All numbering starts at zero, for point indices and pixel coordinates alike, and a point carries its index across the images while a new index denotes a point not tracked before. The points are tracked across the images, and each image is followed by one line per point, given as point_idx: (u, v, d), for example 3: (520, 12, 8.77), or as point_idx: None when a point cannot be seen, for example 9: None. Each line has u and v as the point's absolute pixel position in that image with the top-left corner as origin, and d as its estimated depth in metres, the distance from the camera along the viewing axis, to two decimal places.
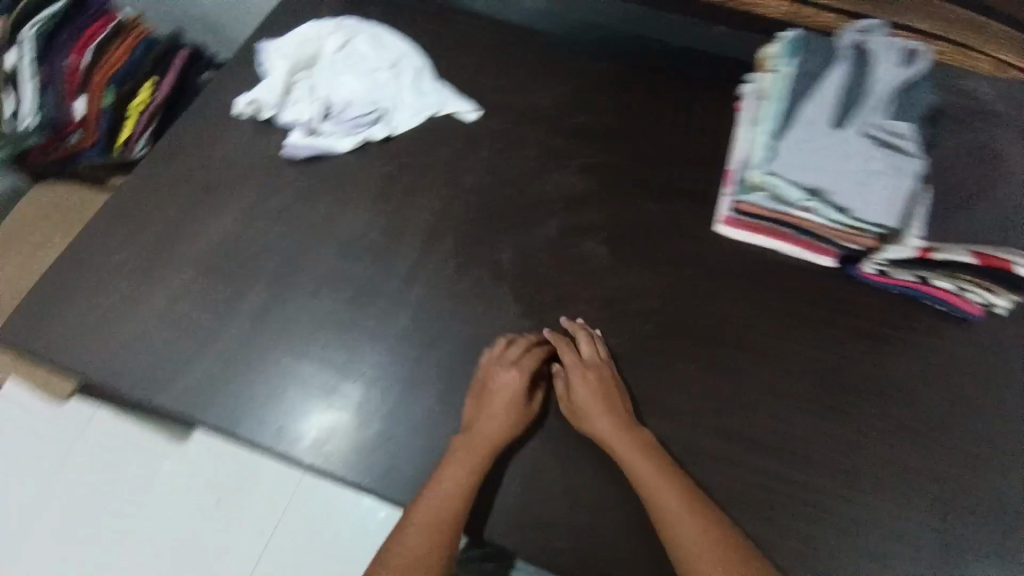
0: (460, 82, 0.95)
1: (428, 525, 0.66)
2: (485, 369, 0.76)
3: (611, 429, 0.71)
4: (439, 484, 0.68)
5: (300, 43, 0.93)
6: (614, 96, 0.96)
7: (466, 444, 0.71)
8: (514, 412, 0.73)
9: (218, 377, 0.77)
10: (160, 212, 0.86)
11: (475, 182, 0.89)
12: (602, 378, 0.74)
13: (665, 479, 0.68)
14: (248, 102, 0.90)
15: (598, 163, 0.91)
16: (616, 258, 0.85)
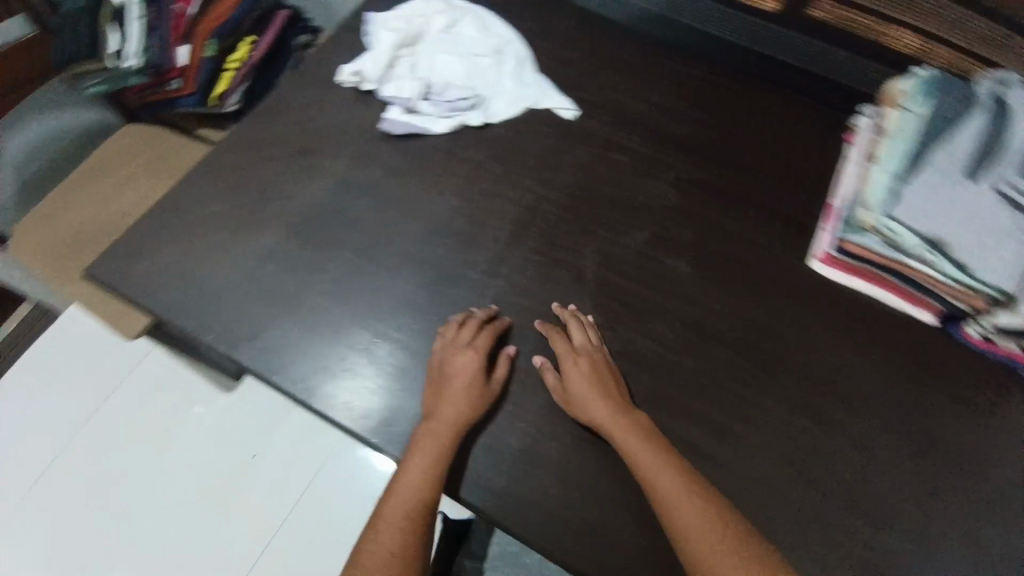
0: (562, 74, 0.87)
1: (397, 521, 0.63)
2: (440, 352, 0.68)
3: (609, 417, 0.64)
4: (404, 475, 0.63)
5: (405, 19, 0.89)
6: (727, 109, 0.85)
7: (427, 432, 0.64)
8: (470, 396, 0.65)
9: (285, 331, 0.69)
10: (252, 168, 0.77)
11: (569, 183, 0.80)
12: (594, 364, 0.67)
13: (670, 476, 0.61)
14: (350, 70, 0.84)
15: (696, 177, 0.81)
16: (704, 280, 0.75)
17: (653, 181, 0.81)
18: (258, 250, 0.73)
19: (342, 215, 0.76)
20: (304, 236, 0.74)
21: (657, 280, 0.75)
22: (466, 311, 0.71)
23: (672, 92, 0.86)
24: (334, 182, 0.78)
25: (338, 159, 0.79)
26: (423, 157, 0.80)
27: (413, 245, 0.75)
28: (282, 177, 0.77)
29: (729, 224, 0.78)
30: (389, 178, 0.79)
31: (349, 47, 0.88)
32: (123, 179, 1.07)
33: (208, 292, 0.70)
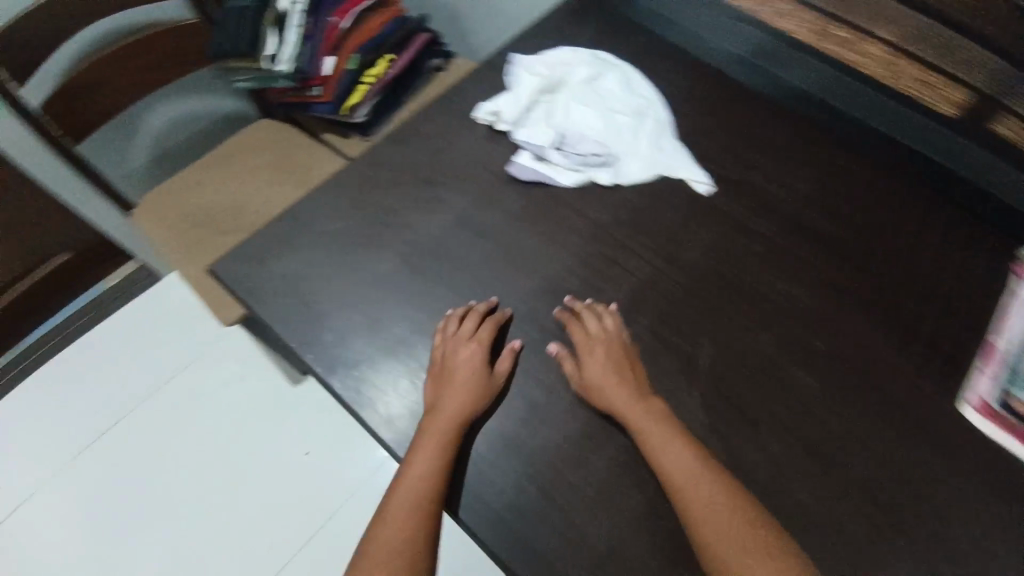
0: (703, 145, 0.83)
1: (403, 514, 0.60)
2: (444, 346, 0.67)
3: (626, 406, 0.64)
4: (411, 464, 0.61)
5: (549, 65, 0.88)
6: (882, 213, 0.78)
7: (432, 420, 0.63)
8: (475, 383, 0.65)
9: (361, 338, 0.68)
10: (379, 190, 0.78)
11: (693, 264, 0.75)
12: (608, 349, 0.67)
13: (696, 475, 0.59)
14: (489, 109, 0.83)
15: (836, 281, 0.74)
16: (833, 401, 0.67)
17: (784, 276, 0.74)
18: (366, 274, 0.72)
19: (454, 253, 0.74)
20: (416, 268, 0.73)
21: (775, 388, 0.68)
22: (466, 304, 0.71)
23: (821, 183, 0.80)
24: (453, 218, 0.77)
25: (461, 195, 0.78)
26: (545, 208, 0.78)
27: (521, 299, 0.72)
28: (403, 205, 0.77)
29: (867, 342, 0.70)
30: (507, 223, 0.77)
31: (490, 84, 0.88)
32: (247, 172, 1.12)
33: (309, 296, 0.70)
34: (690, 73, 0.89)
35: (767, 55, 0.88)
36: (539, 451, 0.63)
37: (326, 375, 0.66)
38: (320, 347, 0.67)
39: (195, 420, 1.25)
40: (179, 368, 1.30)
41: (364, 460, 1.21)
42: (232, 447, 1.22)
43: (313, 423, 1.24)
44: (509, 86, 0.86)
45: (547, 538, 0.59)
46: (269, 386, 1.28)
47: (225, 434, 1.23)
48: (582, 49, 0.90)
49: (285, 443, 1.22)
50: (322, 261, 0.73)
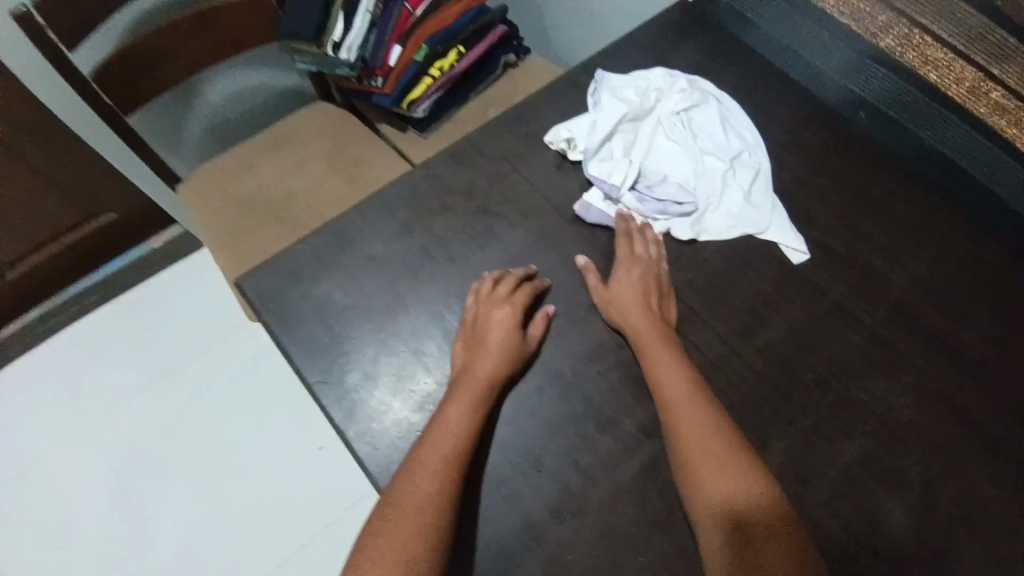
0: (803, 205, 0.72)
1: (434, 462, 0.54)
2: (476, 306, 0.63)
3: (640, 317, 0.62)
4: (439, 426, 0.56)
5: (637, 87, 0.77)
6: (1016, 317, 0.65)
7: (460, 381, 0.59)
8: (509, 342, 0.61)
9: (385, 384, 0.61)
10: (428, 213, 0.70)
11: (777, 346, 0.64)
12: (644, 279, 0.65)
13: (702, 409, 0.57)
14: (563, 134, 0.74)
15: (953, 395, 0.61)
16: (935, 549, 0.54)
17: (888, 378, 0.62)
18: (401, 309, 0.65)
19: None
20: (457, 306, 0.65)
21: (862, 519, 0.56)
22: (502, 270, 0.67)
23: (944, 272, 0.67)
24: (506, 257, 0.68)
25: (517, 231, 0.70)
26: (609, 259, 0.69)
27: (570, 361, 0.63)
28: (454, 234, 0.69)
29: (982, 479, 0.57)
30: (566, 270, 0.68)
31: (568, 106, 0.78)
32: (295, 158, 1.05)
33: (337, 329, 0.64)
34: (797, 118, 0.77)
35: (899, 106, 0.75)
36: (566, 548, 0.54)
37: (343, 425, 0.59)
38: (341, 390, 0.61)
39: (212, 401, 1.22)
40: (211, 343, 1.28)
41: None
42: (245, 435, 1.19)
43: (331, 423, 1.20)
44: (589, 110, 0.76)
45: None
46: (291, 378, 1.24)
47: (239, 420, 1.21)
48: (678, 72, 0.78)
49: (299, 439, 1.19)
50: (355, 289, 0.66)
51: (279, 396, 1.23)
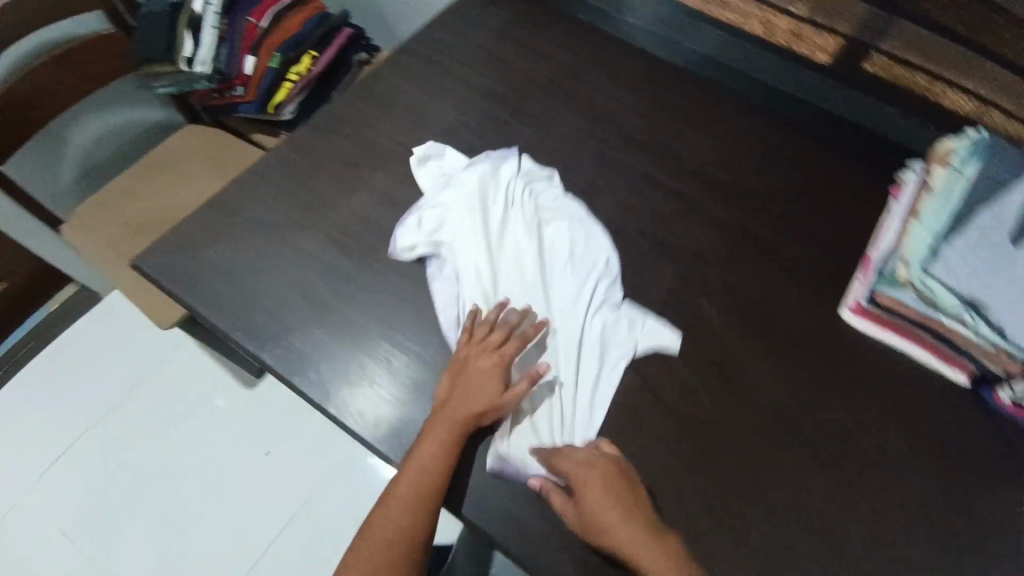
0: (608, 110, 0.89)
1: (411, 495, 0.62)
2: (467, 349, 0.68)
3: (629, 536, 0.59)
4: (415, 461, 0.63)
5: (498, 183, 0.81)
6: (767, 159, 0.87)
7: (439, 422, 0.64)
8: (487, 388, 0.66)
9: (286, 315, 0.71)
10: (303, 176, 0.80)
11: (605, 219, 0.81)
12: (610, 482, 0.61)
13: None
14: (411, 227, 0.75)
15: (730, 222, 0.82)
16: (731, 325, 0.75)
17: (689, 225, 0.82)
18: (296, 258, 0.74)
19: (380, 226, 0.77)
20: (342, 241, 0.76)
21: (686, 325, 0.75)
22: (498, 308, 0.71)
23: (718, 138, 0.88)
24: (376, 197, 0.79)
25: (383, 173, 0.81)
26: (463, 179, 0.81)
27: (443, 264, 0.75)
28: (328, 188, 0.79)
29: (762, 271, 0.79)
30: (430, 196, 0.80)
31: (404, 67, 0.90)
32: (181, 175, 1.13)
33: (237, 281, 0.72)
34: (593, 45, 0.95)
35: (664, 22, 0.94)
36: None
37: (260, 353, 0.69)
38: (249, 327, 0.70)
39: (147, 434, 1.23)
40: (135, 379, 1.29)
41: (327, 449, 1.24)
42: (188, 455, 1.22)
43: (270, 420, 1.26)
44: (440, 198, 0.78)
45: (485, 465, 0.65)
46: (221, 393, 1.27)
47: (179, 443, 1.23)
48: (550, 170, 0.83)
49: (244, 444, 1.23)
50: (249, 247, 0.75)
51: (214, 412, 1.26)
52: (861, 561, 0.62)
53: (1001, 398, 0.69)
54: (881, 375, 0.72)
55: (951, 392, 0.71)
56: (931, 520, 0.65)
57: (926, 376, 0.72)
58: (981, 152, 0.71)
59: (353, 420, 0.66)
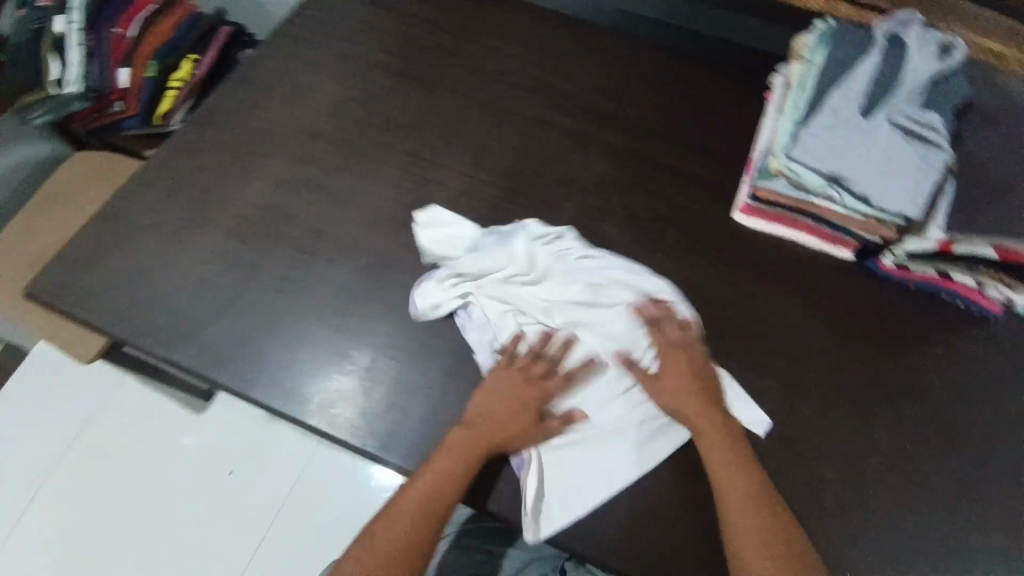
0: (492, 60, 0.89)
1: (421, 506, 0.61)
2: (510, 378, 0.66)
3: (695, 407, 0.64)
4: (428, 473, 0.61)
5: (517, 243, 0.74)
6: (651, 83, 0.89)
7: (464, 442, 0.62)
8: (522, 422, 0.64)
9: (193, 313, 0.70)
10: (192, 176, 0.79)
11: (505, 166, 0.82)
12: (694, 363, 0.67)
13: (742, 471, 0.61)
14: (437, 287, 0.71)
15: (624, 148, 0.85)
16: (637, 245, 0.78)
17: (586, 157, 0.84)
18: (200, 258, 0.73)
19: (280, 211, 0.77)
20: (242, 233, 0.75)
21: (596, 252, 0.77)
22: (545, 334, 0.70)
23: (603, 69, 0.90)
24: (271, 183, 0.78)
25: (273, 160, 0.80)
26: (356, 151, 0.81)
27: (348, 236, 0.75)
28: (222, 182, 0.78)
29: (661, 189, 0.82)
30: (325, 172, 0.80)
31: (281, 50, 0.89)
32: (72, 215, 1.09)
33: (142, 291, 0.72)
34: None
35: None
36: (388, 356, 0.69)
37: (172, 354, 0.68)
38: (158, 331, 0.69)
39: (93, 480, 1.16)
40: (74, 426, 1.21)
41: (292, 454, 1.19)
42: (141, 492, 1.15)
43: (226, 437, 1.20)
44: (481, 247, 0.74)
45: (414, 418, 0.66)
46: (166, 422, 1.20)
47: (129, 483, 1.16)
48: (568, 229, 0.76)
49: (201, 467, 1.17)
50: (149, 256, 0.74)
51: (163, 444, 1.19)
52: (783, 434, 0.66)
53: (885, 264, 0.74)
54: (780, 264, 0.77)
55: (844, 269, 0.76)
56: (842, 383, 0.70)
57: (819, 259, 0.77)
58: (829, 37, 0.72)
59: (280, 401, 0.66)
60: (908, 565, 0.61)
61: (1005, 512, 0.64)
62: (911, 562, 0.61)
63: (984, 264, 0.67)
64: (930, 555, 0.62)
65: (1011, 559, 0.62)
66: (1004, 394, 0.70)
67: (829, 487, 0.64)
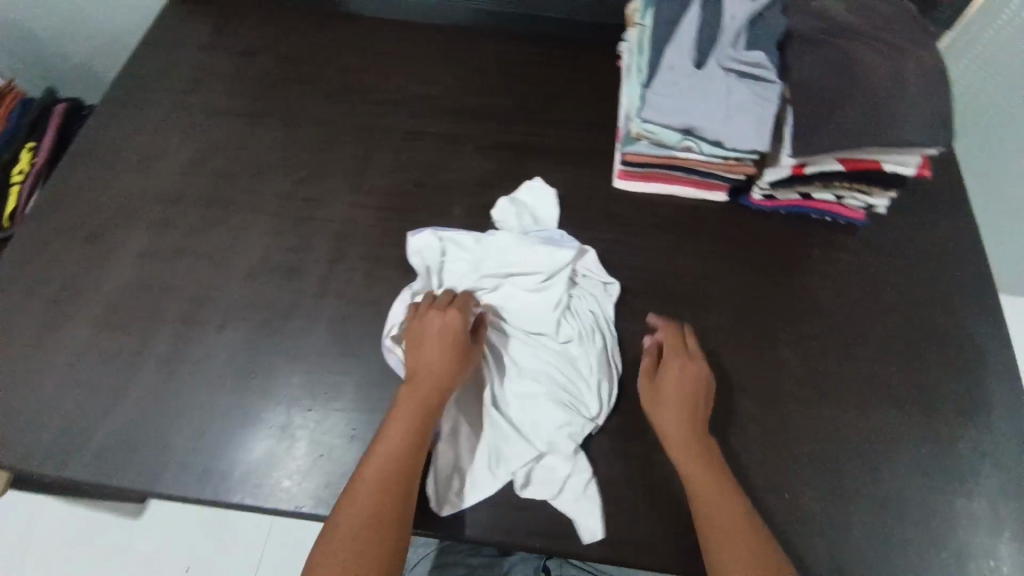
0: (347, 83, 0.88)
1: (383, 479, 0.55)
2: (423, 326, 0.64)
3: (681, 427, 0.61)
4: (380, 443, 0.58)
5: (500, 242, 0.73)
6: (509, 74, 0.90)
7: (401, 399, 0.61)
8: (445, 368, 0.62)
9: (77, 419, 0.65)
10: (48, 275, 0.73)
11: (382, 185, 0.81)
12: (691, 376, 0.63)
13: (718, 486, 0.58)
14: (432, 238, 0.73)
15: (496, 141, 0.84)
16: None
17: (461, 157, 0.83)
18: (77, 359, 0.68)
19: (154, 288, 0.73)
20: (117, 321, 0.71)
21: None
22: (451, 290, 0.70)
23: (460, 69, 0.90)
24: (138, 262, 0.74)
25: (135, 236, 0.76)
26: (224, 207, 0.78)
27: (234, 295, 0.72)
28: (83, 273, 0.73)
29: (541, 173, 0.83)
30: (194, 236, 0.76)
31: (118, 118, 0.84)
32: None
33: (13, 410, 0.66)
34: (310, 27, 0.92)
35: None
36: (298, 407, 0.66)
37: (62, 471, 0.63)
38: (40, 449, 0.64)
39: None
40: None
41: (251, 532, 1.10)
42: None
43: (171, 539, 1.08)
44: (454, 238, 0.73)
45: (336, 464, 0.64)
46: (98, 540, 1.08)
47: None
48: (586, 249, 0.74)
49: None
50: (16, 370, 0.68)
51: (101, 563, 1.07)
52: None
53: (755, 198, 0.79)
54: (664, 220, 0.80)
55: (721, 211, 0.80)
56: (743, 319, 0.73)
57: (698, 207, 0.81)
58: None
59: (188, 487, 0.63)
60: (837, 469, 0.65)
61: (907, 397, 0.69)
62: (841, 468, 0.65)
63: (836, 178, 0.72)
64: (855, 455, 0.66)
65: (922, 438, 0.67)
66: (885, 290, 0.76)
67: (751, 419, 0.67)
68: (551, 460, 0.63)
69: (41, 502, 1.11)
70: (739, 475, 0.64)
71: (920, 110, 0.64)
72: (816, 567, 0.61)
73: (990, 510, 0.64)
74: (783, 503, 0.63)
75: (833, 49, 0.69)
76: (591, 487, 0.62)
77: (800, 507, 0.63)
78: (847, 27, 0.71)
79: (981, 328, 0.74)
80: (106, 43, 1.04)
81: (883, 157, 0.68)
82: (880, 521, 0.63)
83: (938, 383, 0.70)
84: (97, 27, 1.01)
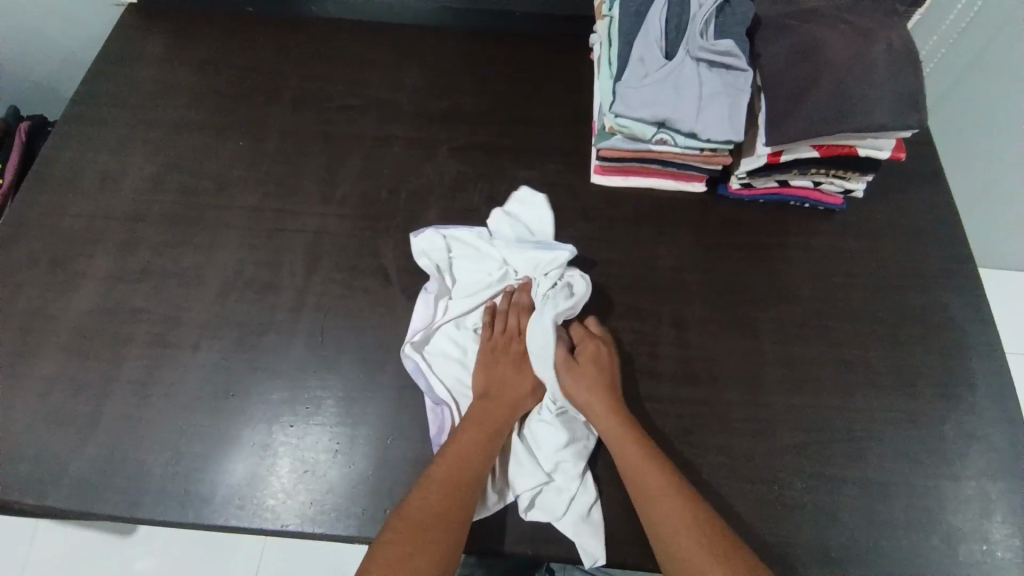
0: (315, 89, 0.86)
1: (453, 484, 0.55)
2: (498, 339, 0.67)
3: (604, 406, 0.61)
4: (452, 446, 0.58)
5: (505, 250, 0.72)
6: (480, 72, 0.89)
7: (478, 409, 0.61)
8: (524, 385, 0.64)
9: (51, 448, 0.64)
10: (14, 300, 0.71)
11: (355, 192, 0.79)
12: (603, 359, 0.65)
13: (651, 457, 0.58)
14: (437, 237, 0.72)
15: (470, 142, 0.83)
16: None
17: (435, 159, 0.82)
18: (48, 386, 0.67)
19: (126, 309, 0.71)
20: (88, 345, 0.69)
21: None
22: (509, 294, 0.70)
23: (430, 69, 0.88)
24: (107, 283, 0.72)
25: (104, 257, 0.74)
26: (193, 223, 0.76)
27: (206, 314, 0.71)
28: (50, 297, 0.71)
29: (516, 172, 0.81)
30: (162, 255, 0.74)
31: (78, 137, 0.82)
32: None
33: None
34: (275, 33, 0.90)
35: None
36: (279, 424, 0.65)
37: (38, 502, 0.62)
38: (12, 480, 0.62)
39: None
40: None
41: (245, 548, 1.05)
42: None
43: (161, 560, 1.03)
44: (463, 244, 0.73)
45: (320, 480, 0.62)
46: (84, 565, 1.03)
47: None
48: (573, 252, 0.69)
49: None
50: None
51: None
52: (684, 376, 0.68)
53: (733, 187, 0.78)
54: (643, 214, 0.79)
55: (699, 202, 0.80)
56: (726, 310, 0.73)
57: (676, 199, 0.80)
58: None
59: (166, 510, 0.61)
60: (826, 456, 0.65)
61: (892, 380, 0.69)
62: (830, 455, 0.65)
63: (812, 164, 0.72)
64: (841, 442, 0.66)
65: (909, 419, 0.67)
66: (866, 273, 0.75)
67: (737, 411, 0.67)
68: (557, 481, 0.61)
69: (22, 528, 1.06)
70: (724, 468, 0.64)
71: (890, 93, 0.64)
72: (807, 558, 0.61)
73: (977, 489, 0.64)
74: (773, 494, 0.63)
75: (801, 34, 0.68)
76: (595, 512, 0.60)
77: (788, 497, 0.63)
78: (815, 10, 0.70)
79: (961, 306, 0.74)
80: (66, 58, 1.01)
81: (856, 143, 0.68)
82: (868, 506, 0.63)
83: (920, 365, 0.70)
84: (54, 43, 0.98)
